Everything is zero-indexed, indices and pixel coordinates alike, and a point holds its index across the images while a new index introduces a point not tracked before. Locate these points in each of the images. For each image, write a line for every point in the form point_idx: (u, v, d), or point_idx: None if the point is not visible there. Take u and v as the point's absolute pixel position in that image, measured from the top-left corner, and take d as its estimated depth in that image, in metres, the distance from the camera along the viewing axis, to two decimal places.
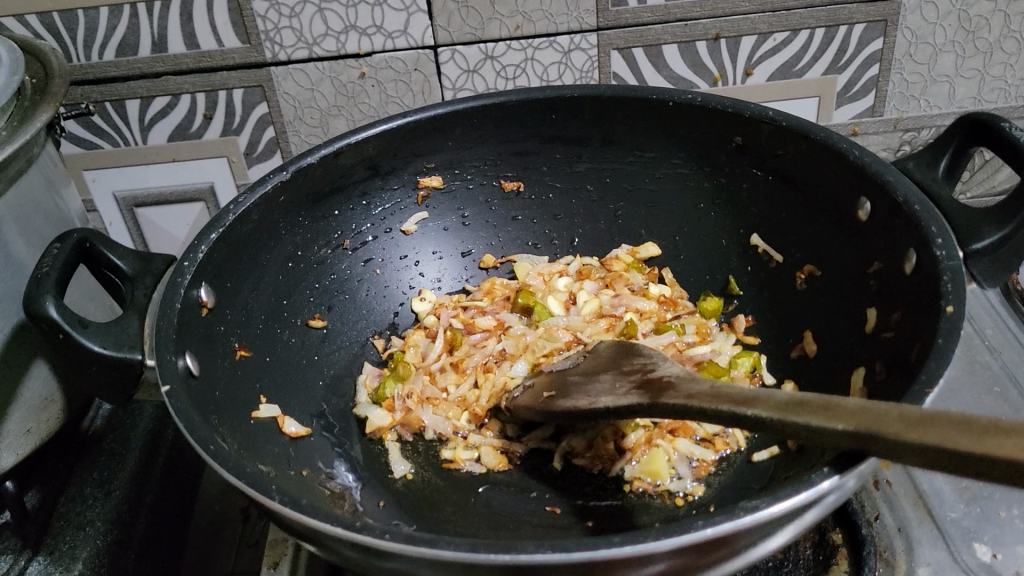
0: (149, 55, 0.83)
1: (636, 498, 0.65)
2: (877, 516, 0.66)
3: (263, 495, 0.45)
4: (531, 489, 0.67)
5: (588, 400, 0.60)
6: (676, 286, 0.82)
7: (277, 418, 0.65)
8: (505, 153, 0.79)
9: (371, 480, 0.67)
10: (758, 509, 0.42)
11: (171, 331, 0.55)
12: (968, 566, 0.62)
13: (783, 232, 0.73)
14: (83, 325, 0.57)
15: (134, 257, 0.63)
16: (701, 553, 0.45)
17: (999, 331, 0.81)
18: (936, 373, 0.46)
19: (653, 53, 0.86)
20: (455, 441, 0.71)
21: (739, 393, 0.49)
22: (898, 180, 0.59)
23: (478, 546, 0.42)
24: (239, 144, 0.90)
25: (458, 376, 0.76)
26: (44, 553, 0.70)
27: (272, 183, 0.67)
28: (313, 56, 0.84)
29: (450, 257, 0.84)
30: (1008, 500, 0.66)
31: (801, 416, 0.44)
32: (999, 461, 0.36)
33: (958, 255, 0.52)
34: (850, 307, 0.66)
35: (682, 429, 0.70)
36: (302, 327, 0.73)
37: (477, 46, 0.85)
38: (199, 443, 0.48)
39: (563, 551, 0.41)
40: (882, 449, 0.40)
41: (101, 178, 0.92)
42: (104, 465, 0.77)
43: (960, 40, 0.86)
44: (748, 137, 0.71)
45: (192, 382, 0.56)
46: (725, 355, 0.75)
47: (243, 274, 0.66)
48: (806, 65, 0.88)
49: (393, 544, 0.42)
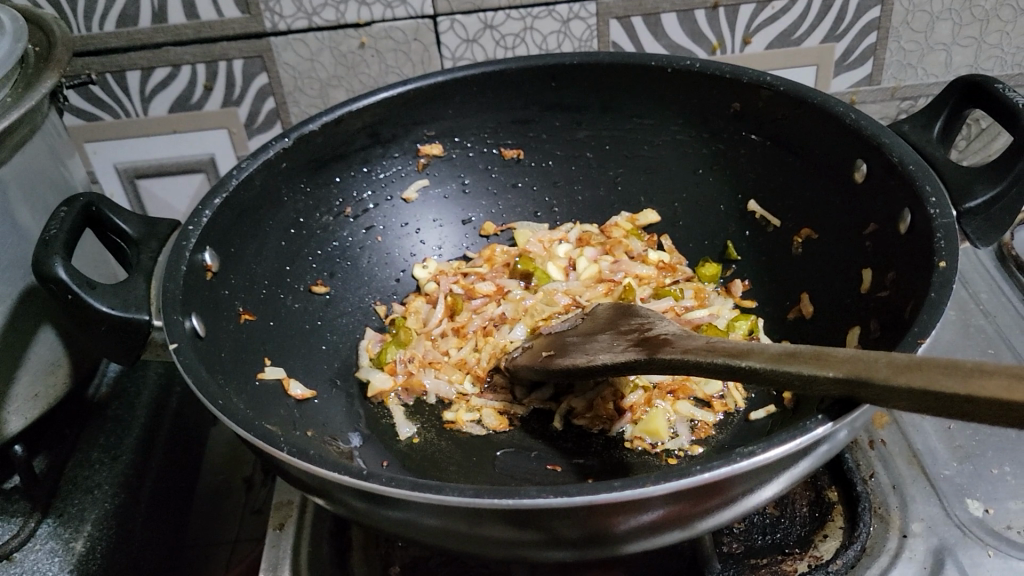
0: (149, 26, 0.83)
1: (634, 456, 0.66)
2: (872, 474, 0.67)
3: (272, 447, 0.47)
4: (532, 448, 0.68)
5: (586, 358, 0.61)
6: (674, 252, 0.82)
7: (282, 380, 0.65)
8: (505, 121, 0.79)
9: (375, 441, 0.68)
10: (754, 453, 0.43)
11: (177, 292, 0.56)
12: (960, 521, 0.63)
13: (781, 196, 0.74)
14: (91, 287, 0.58)
15: (139, 221, 0.63)
16: (698, 499, 0.47)
17: (994, 295, 0.82)
18: (927, 325, 0.47)
19: (653, 22, 0.87)
20: (458, 403, 0.72)
21: (734, 346, 0.50)
22: (893, 142, 0.60)
23: (482, 491, 0.43)
24: (239, 115, 0.91)
25: (459, 340, 0.77)
26: (53, 516, 0.71)
27: (275, 150, 0.68)
28: (313, 26, 0.84)
29: (451, 225, 0.85)
30: (1000, 458, 0.67)
31: (794, 366, 0.45)
32: (982, 401, 0.37)
33: (951, 213, 0.53)
34: (847, 268, 0.66)
35: (682, 390, 0.71)
36: (305, 292, 0.74)
37: (477, 15, 0.85)
38: (209, 398, 0.49)
39: (564, 494, 0.42)
40: (871, 394, 0.41)
41: (103, 150, 0.92)
42: (111, 431, 0.79)
43: (957, 8, 0.87)
44: (747, 102, 0.71)
45: (199, 342, 0.57)
46: (723, 318, 0.75)
47: (246, 238, 0.67)
48: (805, 33, 0.88)
49: (400, 490, 0.44)
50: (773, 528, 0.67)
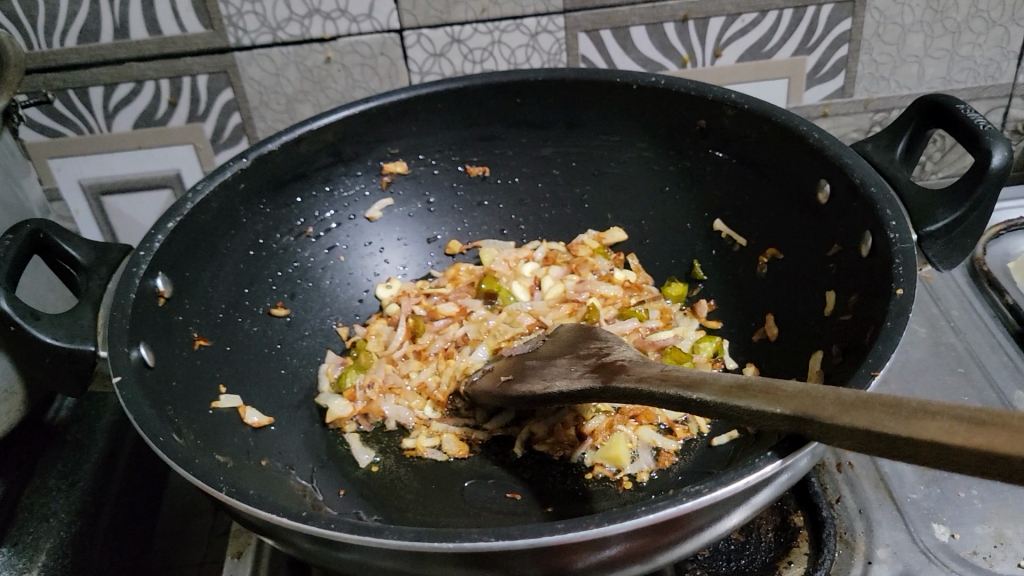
0: (111, 42, 0.82)
1: (595, 485, 0.65)
2: (838, 498, 0.66)
3: (212, 487, 0.46)
4: (492, 476, 0.67)
5: (544, 385, 0.60)
6: (641, 272, 0.81)
7: (238, 408, 0.64)
8: (471, 138, 0.78)
9: (335, 469, 0.67)
10: (702, 493, 0.42)
11: (124, 322, 0.55)
12: (925, 547, 0.62)
13: (746, 215, 0.73)
14: (35, 317, 0.57)
15: (90, 247, 0.63)
16: (652, 536, 0.46)
17: (965, 312, 0.81)
18: (881, 357, 0.46)
19: (622, 35, 0.86)
20: (418, 429, 0.71)
21: (687, 376, 0.49)
22: (856, 163, 0.59)
23: (423, 534, 0.42)
24: (205, 131, 0.90)
25: (421, 363, 0.76)
26: (8, 544, 0.70)
27: (232, 170, 0.67)
28: (278, 41, 0.83)
29: (415, 243, 0.84)
30: (967, 481, 0.67)
31: (743, 400, 0.44)
32: (923, 444, 0.36)
33: (910, 238, 0.52)
34: (811, 290, 0.66)
35: (645, 415, 0.69)
36: (264, 315, 0.72)
37: (444, 29, 0.84)
38: (150, 435, 0.48)
39: (507, 537, 0.41)
40: (817, 432, 0.41)
41: (67, 166, 0.90)
42: (70, 456, 0.78)
43: (929, 20, 0.86)
44: (712, 120, 0.71)
45: (146, 372, 0.56)
46: (688, 340, 0.74)
47: (202, 263, 0.66)
48: (775, 46, 0.87)
49: (340, 533, 0.43)
50: (738, 555, 0.65)
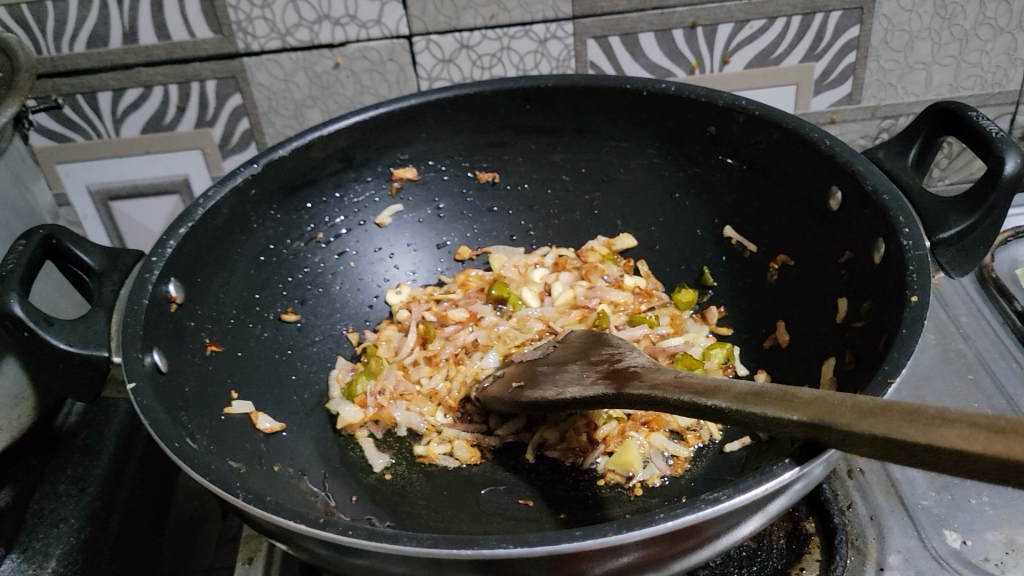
0: (120, 47, 0.82)
1: (608, 491, 0.65)
2: (850, 504, 0.66)
3: (228, 493, 0.45)
4: (503, 482, 0.67)
5: (556, 391, 0.60)
6: (651, 278, 0.81)
7: (250, 414, 0.64)
8: (479, 144, 0.78)
9: (346, 474, 0.67)
10: (720, 501, 0.42)
11: (138, 328, 0.55)
12: (938, 553, 0.62)
13: (757, 221, 0.73)
14: (49, 322, 0.57)
15: (103, 253, 0.63)
16: (670, 543, 0.46)
17: (974, 318, 0.81)
18: (897, 363, 0.46)
19: (630, 42, 0.86)
20: (429, 436, 0.71)
21: (702, 383, 0.49)
22: (868, 170, 0.59)
23: (441, 541, 0.42)
24: (214, 136, 0.90)
25: (431, 369, 0.76)
26: (18, 550, 0.70)
27: (243, 176, 0.67)
28: (287, 47, 0.83)
29: (425, 249, 0.84)
30: (978, 488, 0.67)
31: (759, 407, 0.44)
32: (943, 452, 0.36)
33: (924, 245, 0.52)
34: (823, 297, 0.66)
35: (657, 422, 0.70)
36: (274, 321, 0.72)
37: (453, 35, 0.84)
38: (165, 440, 0.48)
39: (525, 545, 0.41)
40: (835, 439, 0.41)
41: (75, 172, 0.90)
42: (79, 462, 0.78)
43: (936, 27, 0.86)
44: (722, 126, 0.71)
45: (160, 378, 0.56)
46: (699, 346, 0.74)
47: (213, 269, 0.66)
48: (784, 53, 0.87)
49: (357, 540, 0.43)
50: (750, 561, 0.65)
